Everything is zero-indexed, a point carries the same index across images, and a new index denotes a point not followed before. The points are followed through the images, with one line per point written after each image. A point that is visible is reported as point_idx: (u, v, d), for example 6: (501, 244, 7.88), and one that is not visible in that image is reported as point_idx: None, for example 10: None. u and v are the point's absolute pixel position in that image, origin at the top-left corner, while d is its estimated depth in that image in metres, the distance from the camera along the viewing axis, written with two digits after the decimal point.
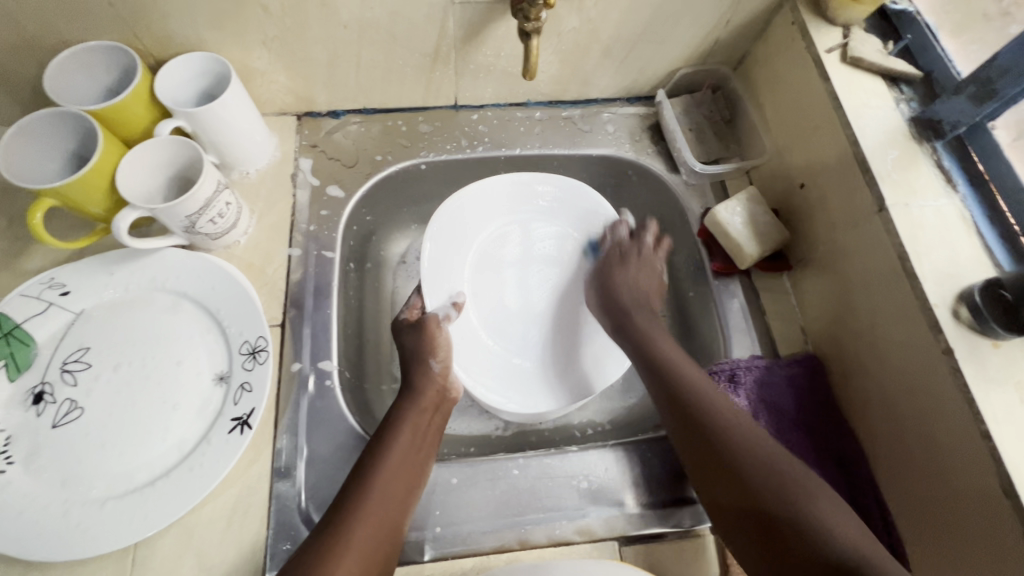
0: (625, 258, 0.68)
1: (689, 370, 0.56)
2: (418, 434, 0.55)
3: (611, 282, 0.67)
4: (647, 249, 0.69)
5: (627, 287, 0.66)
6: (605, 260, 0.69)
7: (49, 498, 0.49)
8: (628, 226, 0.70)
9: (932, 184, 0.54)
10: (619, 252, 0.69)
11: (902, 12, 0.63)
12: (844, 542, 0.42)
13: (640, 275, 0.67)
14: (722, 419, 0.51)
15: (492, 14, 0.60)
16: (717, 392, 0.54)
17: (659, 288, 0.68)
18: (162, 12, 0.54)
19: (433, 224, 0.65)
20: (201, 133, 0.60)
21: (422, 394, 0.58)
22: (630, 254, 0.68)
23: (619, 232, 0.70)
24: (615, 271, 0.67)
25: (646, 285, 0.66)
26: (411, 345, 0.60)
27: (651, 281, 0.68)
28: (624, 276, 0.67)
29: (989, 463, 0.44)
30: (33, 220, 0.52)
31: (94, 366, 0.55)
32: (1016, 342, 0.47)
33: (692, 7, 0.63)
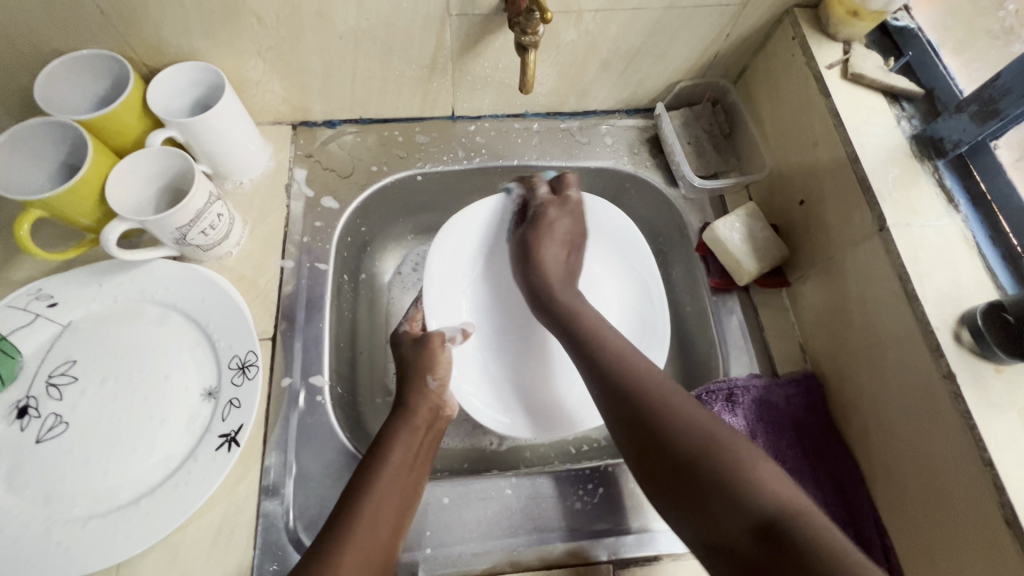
0: (539, 215, 0.67)
1: (615, 341, 0.55)
2: (410, 454, 0.54)
3: (536, 239, 0.65)
4: (568, 202, 0.68)
5: (549, 261, 0.64)
6: (530, 216, 0.67)
7: (30, 516, 0.48)
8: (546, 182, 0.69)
9: (933, 203, 0.53)
10: (557, 198, 0.68)
11: (903, 28, 0.62)
12: (770, 503, 0.41)
13: (559, 237, 0.66)
14: (654, 394, 0.50)
15: (490, 25, 0.59)
16: (645, 363, 0.53)
17: (569, 248, 0.66)
18: (154, 21, 0.53)
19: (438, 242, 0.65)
20: (194, 143, 0.59)
21: (415, 411, 0.57)
22: (548, 222, 0.66)
23: (571, 189, 0.68)
24: (546, 231, 0.66)
25: (556, 259, 0.65)
26: (411, 358, 0.60)
27: (562, 245, 0.66)
28: (545, 245, 0.65)
29: (991, 492, 0.43)
30: (20, 232, 0.51)
31: (81, 380, 0.54)
32: (1018, 367, 0.46)
33: (692, 20, 0.62)
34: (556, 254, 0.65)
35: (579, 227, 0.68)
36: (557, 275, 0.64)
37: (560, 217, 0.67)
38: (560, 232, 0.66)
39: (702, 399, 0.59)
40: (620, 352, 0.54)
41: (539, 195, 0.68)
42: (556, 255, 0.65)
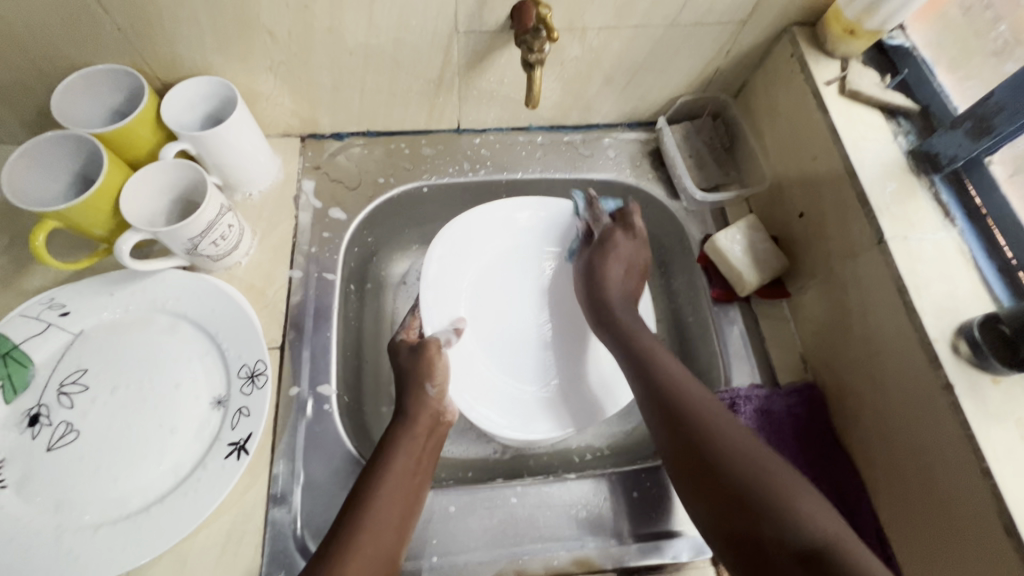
0: (602, 244, 0.68)
1: (670, 369, 0.55)
2: (413, 462, 0.54)
3: (598, 277, 0.65)
4: (625, 220, 0.69)
5: (615, 282, 0.65)
6: (594, 242, 0.69)
7: (41, 523, 0.49)
8: (608, 212, 0.72)
9: (930, 217, 0.54)
10: (621, 225, 0.70)
11: (898, 46, 0.64)
12: (817, 535, 0.42)
13: (623, 258, 0.67)
14: (706, 415, 0.51)
15: (497, 42, 0.61)
16: (698, 391, 0.53)
17: (629, 270, 0.67)
18: (169, 37, 0.55)
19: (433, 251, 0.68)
20: (205, 156, 0.60)
21: (416, 419, 0.57)
22: (610, 243, 0.68)
23: (634, 220, 0.69)
24: (613, 247, 0.67)
25: (620, 277, 0.66)
26: (407, 367, 0.60)
27: (620, 265, 0.66)
28: (608, 267, 0.66)
29: (990, 501, 0.44)
30: (35, 243, 0.51)
31: (91, 388, 0.55)
32: (1015, 378, 0.47)
33: (693, 38, 0.64)
34: (632, 250, 0.68)
35: (642, 250, 0.69)
36: (615, 297, 0.64)
37: (625, 246, 0.68)
38: (624, 252, 0.67)
39: None
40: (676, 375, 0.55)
41: (602, 227, 0.70)
42: (629, 255, 0.67)
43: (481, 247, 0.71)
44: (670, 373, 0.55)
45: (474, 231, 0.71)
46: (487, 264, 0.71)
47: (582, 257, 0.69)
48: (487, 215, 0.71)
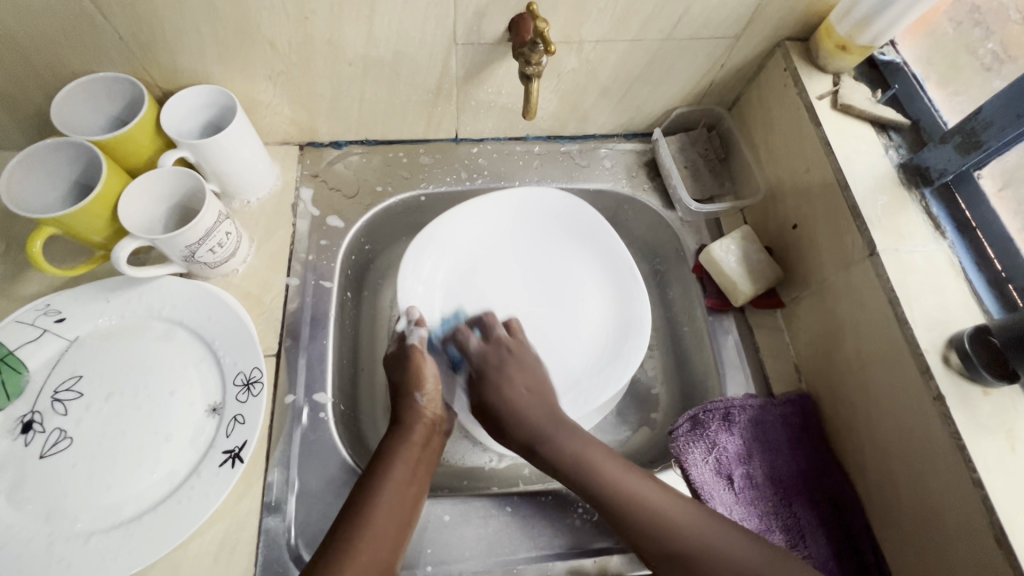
0: (500, 367, 0.61)
1: (606, 467, 0.54)
2: (409, 471, 0.54)
3: (494, 388, 0.60)
4: (507, 348, 0.62)
5: (516, 393, 0.59)
6: (475, 373, 0.61)
7: (32, 532, 0.49)
8: (476, 334, 0.64)
9: (921, 229, 0.55)
10: (495, 367, 0.61)
11: (890, 61, 0.65)
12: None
13: (524, 377, 0.60)
14: (669, 526, 0.50)
15: (495, 54, 0.62)
16: (653, 492, 0.53)
17: (531, 392, 0.60)
18: (171, 47, 0.55)
19: (411, 259, 0.67)
20: (204, 163, 0.60)
21: (412, 428, 0.57)
22: (504, 374, 0.60)
23: (499, 332, 0.64)
24: (501, 375, 0.60)
25: (517, 377, 0.60)
26: (396, 379, 0.60)
27: (522, 383, 0.60)
28: (506, 387, 0.59)
29: (982, 512, 0.44)
30: (33, 248, 0.51)
31: (86, 396, 0.54)
32: (1005, 389, 0.48)
33: (688, 51, 0.65)
34: (523, 382, 0.60)
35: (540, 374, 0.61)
36: (539, 423, 0.58)
37: (507, 367, 0.61)
38: (513, 384, 0.60)
39: (699, 417, 0.59)
40: (614, 476, 0.54)
41: (477, 345, 0.63)
42: (519, 387, 0.60)
43: (466, 242, 0.70)
44: (612, 481, 0.53)
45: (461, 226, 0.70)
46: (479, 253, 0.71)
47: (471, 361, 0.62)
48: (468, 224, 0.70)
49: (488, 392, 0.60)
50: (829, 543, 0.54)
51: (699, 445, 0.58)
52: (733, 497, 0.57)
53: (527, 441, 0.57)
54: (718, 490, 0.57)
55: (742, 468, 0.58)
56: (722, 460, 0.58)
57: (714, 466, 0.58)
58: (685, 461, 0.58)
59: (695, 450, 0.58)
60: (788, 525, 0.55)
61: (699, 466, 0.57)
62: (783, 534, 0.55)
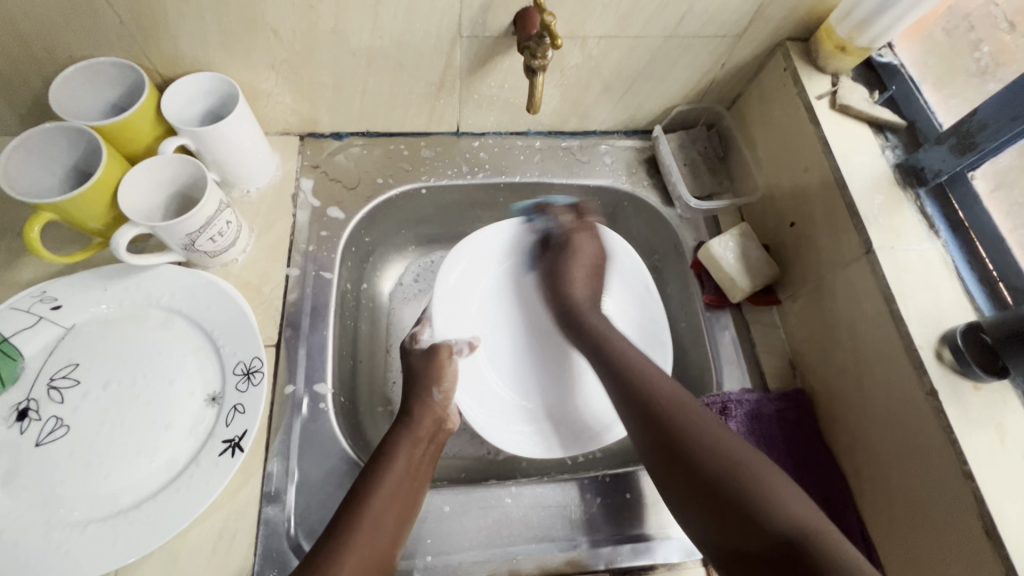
0: (569, 249, 0.70)
1: (637, 363, 0.58)
2: (413, 463, 0.54)
3: (575, 253, 0.70)
4: (586, 229, 0.71)
5: (580, 287, 0.69)
6: (558, 246, 0.71)
7: (28, 519, 0.48)
8: (560, 214, 0.73)
9: (915, 228, 0.56)
10: (579, 229, 0.71)
11: (887, 64, 0.66)
12: (791, 522, 0.45)
13: (586, 261, 0.70)
14: (685, 415, 0.53)
15: (499, 47, 0.62)
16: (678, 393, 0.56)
17: (594, 277, 0.70)
18: (172, 32, 0.55)
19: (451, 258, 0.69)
20: (204, 151, 0.60)
21: (420, 421, 0.58)
22: (575, 247, 0.71)
23: (586, 216, 0.73)
24: (580, 254, 0.70)
25: (581, 280, 0.69)
26: (419, 369, 0.61)
27: (584, 268, 0.70)
28: (575, 267, 0.70)
29: (971, 504, 0.45)
30: (30, 234, 0.51)
31: (83, 383, 0.54)
32: (996, 385, 0.49)
33: (690, 49, 0.65)
34: (590, 287, 0.69)
35: (602, 258, 0.72)
36: (581, 300, 0.68)
37: (591, 245, 0.71)
38: (583, 289, 0.69)
39: None
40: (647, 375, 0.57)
41: (569, 224, 0.72)
42: (589, 291, 0.69)
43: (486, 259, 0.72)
44: (631, 363, 0.58)
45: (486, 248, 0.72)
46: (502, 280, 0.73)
47: (546, 259, 0.72)
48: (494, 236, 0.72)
49: (563, 253, 0.71)
50: None
51: None
52: None
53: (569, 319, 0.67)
54: None
55: None
56: None
57: None
58: None
59: None
60: None
61: None
62: None
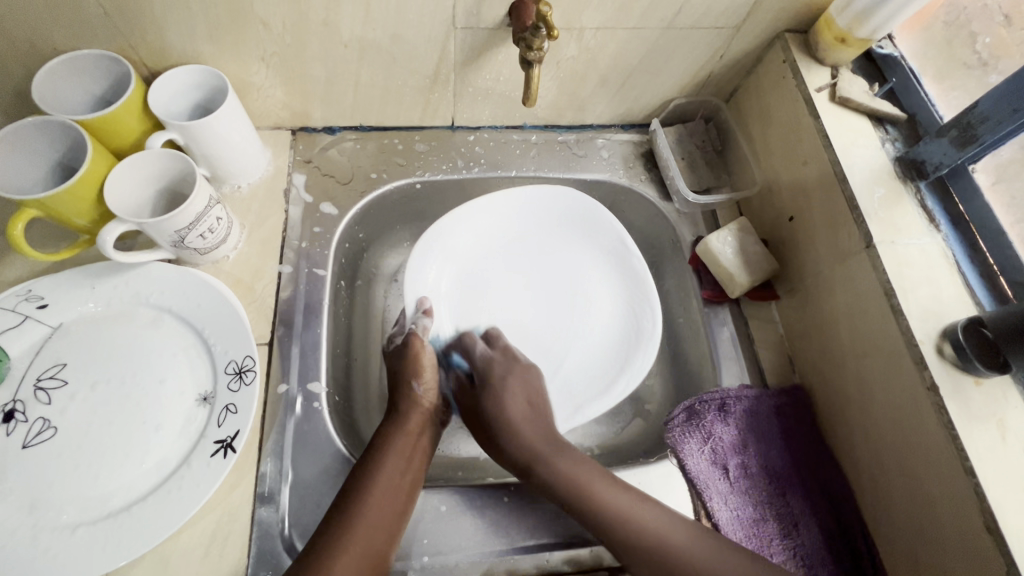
0: (502, 376, 0.60)
1: (564, 463, 0.54)
2: (405, 458, 0.54)
3: (496, 394, 0.59)
4: (512, 360, 0.62)
5: (517, 409, 0.58)
6: (480, 380, 0.61)
7: (16, 523, 0.47)
8: (478, 339, 0.65)
9: (915, 222, 0.56)
10: (501, 359, 0.62)
11: (887, 55, 0.65)
12: None
13: (524, 386, 0.60)
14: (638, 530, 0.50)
15: (494, 39, 0.61)
16: (659, 521, 0.51)
17: (533, 405, 0.59)
18: (158, 23, 0.53)
19: (421, 248, 0.66)
20: (193, 146, 0.59)
21: (407, 417, 0.57)
22: (501, 382, 0.60)
23: (505, 342, 0.64)
24: (500, 381, 0.60)
25: (518, 402, 0.59)
26: (399, 368, 0.60)
27: (523, 395, 0.60)
28: (501, 395, 0.59)
29: (973, 499, 0.45)
30: (13, 231, 0.49)
31: (70, 384, 0.53)
32: (997, 379, 0.49)
33: (689, 41, 0.64)
34: (524, 399, 0.60)
35: (533, 384, 0.61)
36: (537, 445, 0.56)
37: (508, 375, 0.61)
38: (516, 408, 0.58)
39: (695, 408, 0.61)
40: (614, 504, 0.51)
41: (483, 351, 0.63)
42: (522, 406, 0.59)
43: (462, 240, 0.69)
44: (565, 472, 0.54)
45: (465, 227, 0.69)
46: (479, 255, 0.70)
47: (475, 402, 0.61)
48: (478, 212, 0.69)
49: (488, 400, 0.60)
50: (821, 530, 0.55)
51: (694, 436, 0.59)
52: (728, 488, 0.57)
53: (523, 462, 0.56)
54: (712, 480, 0.57)
55: (737, 458, 0.59)
56: (717, 450, 0.59)
57: (709, 456, 0.58)
58: (680, 451, 0.59)
59: (690, 440, 0.59)
60: (781, 514, 0.56)
61: (694, 458, 0.58)
62: (776, 523, 0.56)
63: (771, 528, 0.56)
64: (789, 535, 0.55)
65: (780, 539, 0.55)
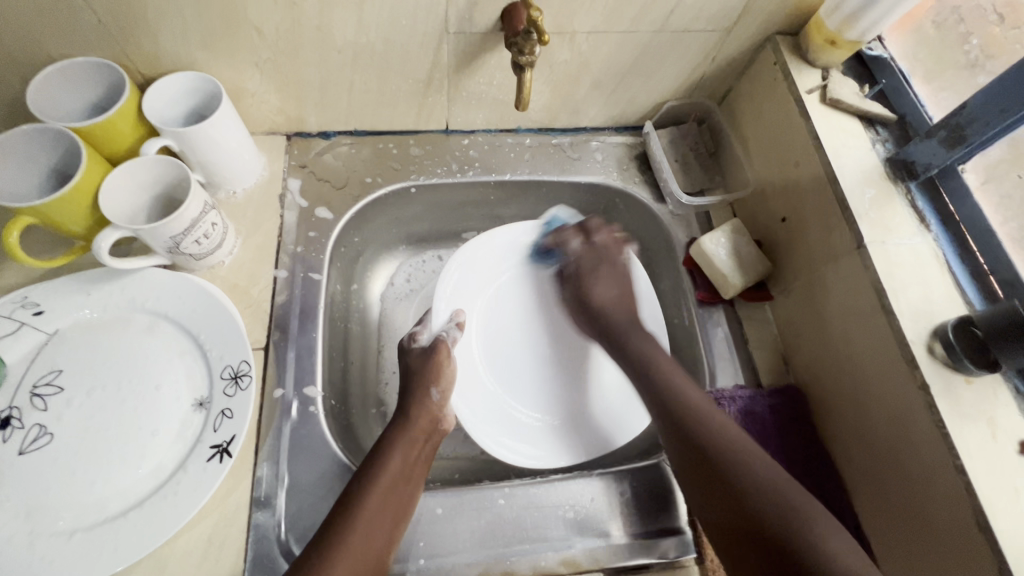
0: (594, 269, 0.68)
1: (691, 394, 0.55)
2: (408, 464, 0.54)
3: (584, 284, 0.67)
4: (601, 248, 0.69)
5: (599, 296, 0.66)
6: (570, 274, 0.69)
7: (13, 530, 0.47)
8: (575, 236, 0.71)
9: (906, 222, 0.56)
10: (600, 258, 0.68)
11: (877, 57, 0.66)
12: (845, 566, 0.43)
13: (609, 278, 0.67)
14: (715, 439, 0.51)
15: (487, 43, 0.61)
16: (700, 397, 0.55)
17: (621, 293, 0.67)
18: (152, 30, 0.53)
19: (448, 271, 0.68)
20: (188, 152, 0.59)
21: (413, 421, 0.57)
22: (603, 254, 0.69)
23: (601, 235, 0.70)
24: (590, 270, 0.68)
25: (615, 292, 0.66)
26: (416, 368, 0.61)
27: (613, 284, 0.67)
28: (589, 283, 0.67)
29: (964, 496, 0.45)
30: (9, 238, 0.50)
31: (67, 391, 0.53)
32: (987, 378, 0.49)
33: (680, 44, 0.65)
34: (614, 287, 0.67)
35: (627, 283, 0.68)
36: (627, 323, 0.64)
37: (607, 250, 0.69)
38: (605, 292, 0.66)
39: None
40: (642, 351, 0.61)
41: (574, 249, 0.70)
42: (613, 291, 0.66)
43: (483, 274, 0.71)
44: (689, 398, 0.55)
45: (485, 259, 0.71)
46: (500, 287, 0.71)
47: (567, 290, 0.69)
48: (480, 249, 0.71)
49: (574, 284, 0.68)
50: None
51: None
52: None
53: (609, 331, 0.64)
54: None
55: None
56: None
57: None
58: None
59: None
60: None
61: None
62: None
63: None
64: None
65: None
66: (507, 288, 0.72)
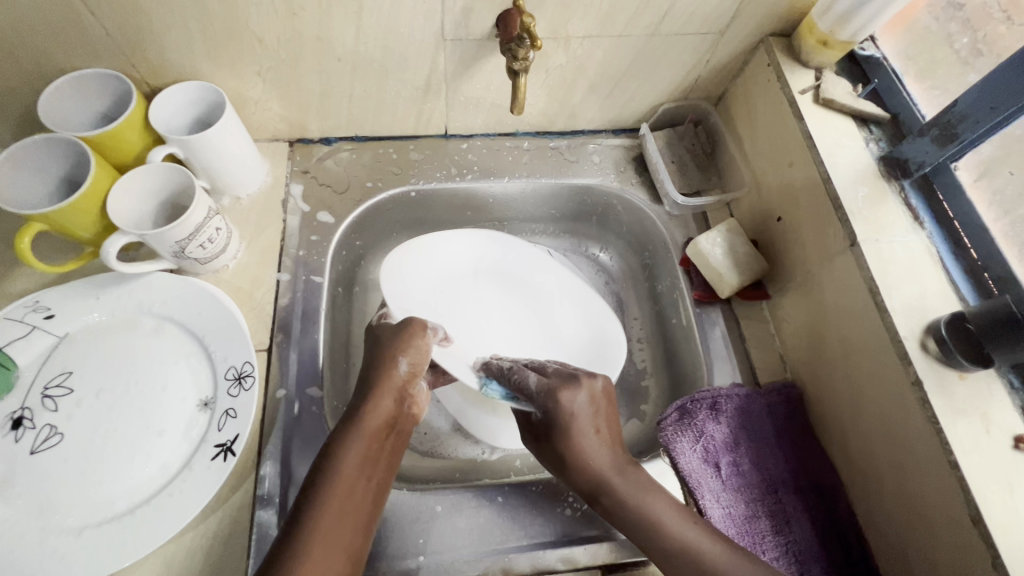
0: (568, 421, 0.51)
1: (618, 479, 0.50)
2: (367, 462, 0.48)
3: (573, 447, 0.51)
4: (579, 399, 0.52)
5: (584, 461, 0.51)
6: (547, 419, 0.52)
7: (25, 526, 0.49)
8: (535, 377, 0.54)
9: (900, 220, 0.57)
10: (561, 385, 0.53)
11: (869, 57, 0.67)
12: None
13: (595, 433, 0.52)
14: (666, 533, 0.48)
15: (483, 49, 0.62)
16: (692, 530, 0.48)
17: (609, 448, 0.52)
18: (158, 41, 0.55)
19: (394, 260, 0.65)
20: (193, 159, 0.60)
21: (371, 412, 0.50)
22: (564, 430, 0.51)
23: (555, 370, 0.56)
24: (574, 420, 0.52)
25: (604, 456, 0.51)
26: (383, 343, 0.55)
27: (596, 438, 0.52)
28: (582, 442, 0.51)
29: (958, 492, 0.45)
30: (21, 244, 0.51)
31: (76, 392, 0.54)
32: (981, 373, 0.49)
33: (673, 47, 0.66)
34: (596, 443, 0.52)
35: (606, 414, 0.54)
36: (609, 467, 0.51)
37: (580, 408, 0.52)
38: (588, 451, 0.51)
39: (687, 407, 0.61)
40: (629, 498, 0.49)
41: (538, 383, 0.53)
42: (595, 449, 0.51)
43: (429, 263, 0.69)
44: (625, 486, 0.50)
45: (437, 250, 0.70)
46: (454, 274, 0.71)
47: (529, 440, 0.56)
48: (440, 245, 0.71)
49: (557, 439, 0.52)
50: (814, 528, 0.56)
51: (686, 433, 0.59)
52: (720, 485, 0.58)
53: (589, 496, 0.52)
54: (704, 478, 0.58)
55: (729, 456, 0.59)
56: (709, 448, 0.59)
57: (702, 454, 0.59)
58: (673, 450, 0.59)
59: (682, 438, 0.59)
60: (774, 511, 0.56)
61: (687, 455, 0.58)
62: (769, 520, 0.56)
63: (764, 525, 0.56)
64: (782, 532, 0.55)
65: (773, 537, 0.55)
66: (479, 283, 0.72)
